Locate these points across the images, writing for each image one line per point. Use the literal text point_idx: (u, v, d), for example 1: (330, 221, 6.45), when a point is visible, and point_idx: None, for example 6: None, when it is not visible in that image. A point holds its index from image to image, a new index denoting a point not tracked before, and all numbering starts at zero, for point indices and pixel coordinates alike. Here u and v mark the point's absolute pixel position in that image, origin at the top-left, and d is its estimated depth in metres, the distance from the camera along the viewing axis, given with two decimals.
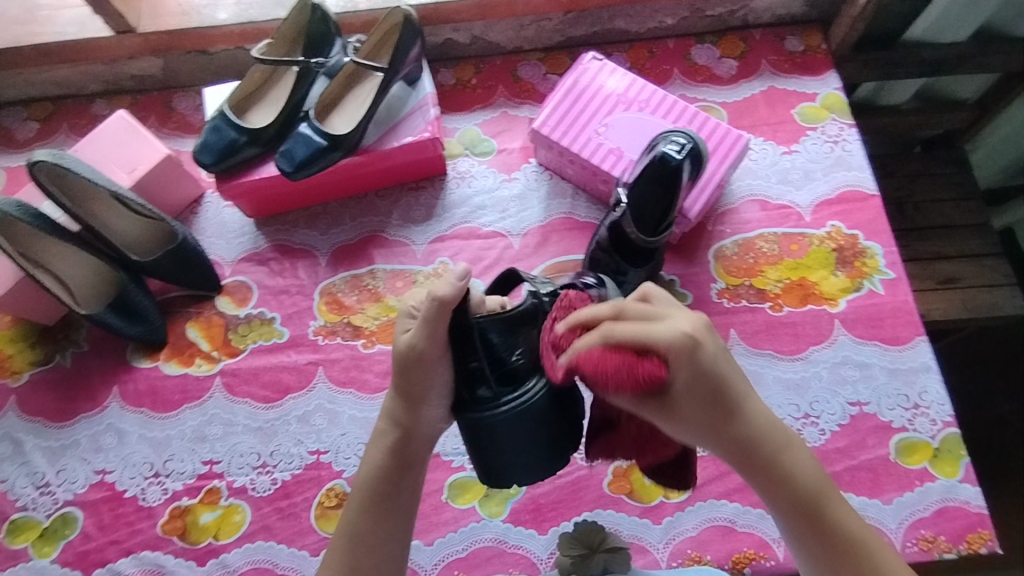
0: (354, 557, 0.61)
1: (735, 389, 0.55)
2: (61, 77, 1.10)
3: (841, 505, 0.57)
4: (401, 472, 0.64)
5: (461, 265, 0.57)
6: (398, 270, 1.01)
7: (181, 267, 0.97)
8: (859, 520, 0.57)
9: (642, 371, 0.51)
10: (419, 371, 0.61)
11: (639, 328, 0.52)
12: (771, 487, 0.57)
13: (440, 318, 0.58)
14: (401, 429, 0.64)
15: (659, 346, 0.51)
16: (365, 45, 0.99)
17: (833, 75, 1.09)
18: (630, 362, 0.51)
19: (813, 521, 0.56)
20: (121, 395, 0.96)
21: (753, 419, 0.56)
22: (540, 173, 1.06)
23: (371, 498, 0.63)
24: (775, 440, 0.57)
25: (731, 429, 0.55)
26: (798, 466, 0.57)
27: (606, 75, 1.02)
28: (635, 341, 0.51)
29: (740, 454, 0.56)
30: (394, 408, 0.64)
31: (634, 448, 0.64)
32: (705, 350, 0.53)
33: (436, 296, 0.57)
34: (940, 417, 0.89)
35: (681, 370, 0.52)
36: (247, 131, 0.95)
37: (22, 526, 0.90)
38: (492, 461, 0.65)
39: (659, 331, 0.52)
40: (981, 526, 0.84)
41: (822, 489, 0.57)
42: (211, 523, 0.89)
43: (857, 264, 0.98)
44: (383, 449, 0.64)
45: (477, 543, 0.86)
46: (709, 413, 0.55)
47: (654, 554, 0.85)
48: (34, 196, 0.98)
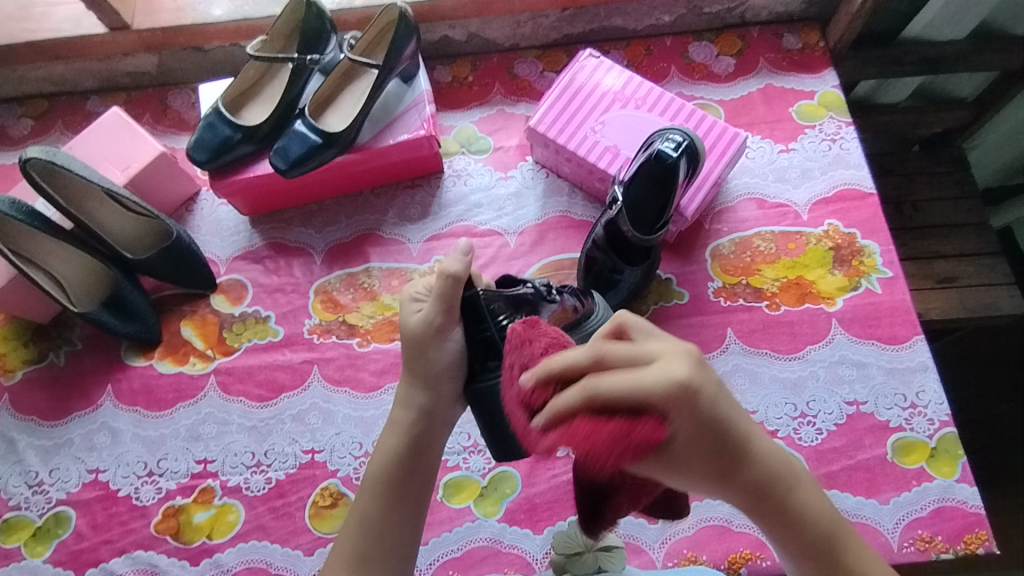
0: (364, 544, 0.60)
1: (741, 433, 0.52)
2: (55, 74, 1.09)
3: (848, 537, 0.57)
4: (415, 458, 0.63)
5: (464, 239, 0.59)
6: (394, 268, 1.01)
7: (176, 264, 0.96)
8: (863, 547, 0.57)
9: (641, 435, 0.44)
10: (433, 344, 0.62)
11: (630, 386, 0.45)
12: (779, 527, 0.56)
13: (454, 290, 0.60)
14: (419, 412, 0.64)
15: (653, 403, 0.45)
16: (360, 42, 0.98)
17: (831, 73, 1.09)
18: (624, 428, 0.44)
19: (824, 557, 0.56)
20: (115, 394, 0.95)
21: (758, 460, 0.54)
22: (537, 170, 1.06)
23: (385, 485, 0.62)
24: (779, 480, 0.55)
25: (735, 475, 0.53)
26: (805, 504, 0.56)
27: (602, 73, 1.01)
28: (629, 402, 0.45)
29: (746, 495, 0.54)
30: (407, 392, 0.64)
31: (628, 499, 0.54)
32: (705, 397, 0.48)
33: (449, 270, 0.59)
34: (938, 416, 0.89)
35: (683, 423, 0.47)
36: (241, 128, 0.95)
37: (16, 525, 0.89)
38: (506, 428, 0.65)
39: (651, 383, 0.46)
40: (979, 526, 0.83)
41: (829, 527, 0.56)
42: (204, 522, 0.88)
43: (854, 262, 0.97)
44: (397, 433, 0.64)
45: (473, 543, 0.86)
46: (713, 462, 0.51)
47: (650, 553, 0.84)
48: (27, 193, 0.98)
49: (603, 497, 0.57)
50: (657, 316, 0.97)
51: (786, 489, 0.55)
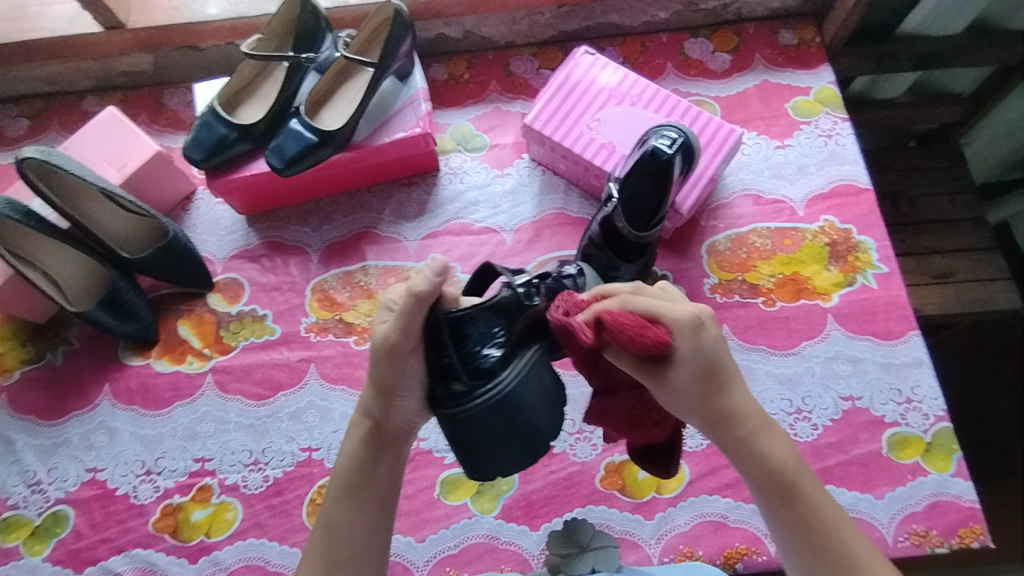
0: (331, 548, 0.60)
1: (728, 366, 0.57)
2: (51, 73, 1.09)
3: (818, 492, 0.57)
4: (373, 461, 0.63)
5: (438, 258, 0.55)
6: (390, 266, 1.01)
7: (173, 264, 0.96)
8: (837, 510, 0.56)
9: (653, 334, 0.53)
10: (393, 362, 0.59)
11: (652, 303, 0.55)
12: (749, 466, 0.57)
13: (418, 312, 0.57)
14: (373, 420, 0.63)
15: (669, 318, 0.55)
16: (355, 40, 0.98)
17: (826, 68, 1.09)
18: (641, 322, 0.53)
19: (788, 501, 0.56)
20: (113, 393, 0.96)
21: (737, 401, 0.57)
22: (533, 168, 1.06)
23: (345, 489, 0.62)
24: (754, 423, 0.57)
25: (715, 403, 0.56)
26: (776, 449, 0.56)
27: (598, 70, 1.01)
28: (647, 311, 0.55)
29: (720, 429, 0.57)
30: (368, 402, 0.63)
31: (626, 420, 0.62)
32: (709, 331, 0.56)
33: (413, 291, 0.56)
34: (933, 411, 0.89)
35: (683, 344, 0.54)
36: (237, 127, 0.95)
37: (14, 524, 0.89)
38: (469, 452, 0.63)
39: (673, 308, 0.55)
40: (974, 521, 0.84)
41: (798, 475, 0.56)
42: (203, 520, 0.89)
43: (850, 258, 0.98)
44: (357, 441, 0.63)
45: (470, 540, 0.86)
46: (698, 389, 0.55)
47: (646, 549, 0.85)
48: (24, 193, 0.98)
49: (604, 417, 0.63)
50: None
51: (762, 432, 0.57)
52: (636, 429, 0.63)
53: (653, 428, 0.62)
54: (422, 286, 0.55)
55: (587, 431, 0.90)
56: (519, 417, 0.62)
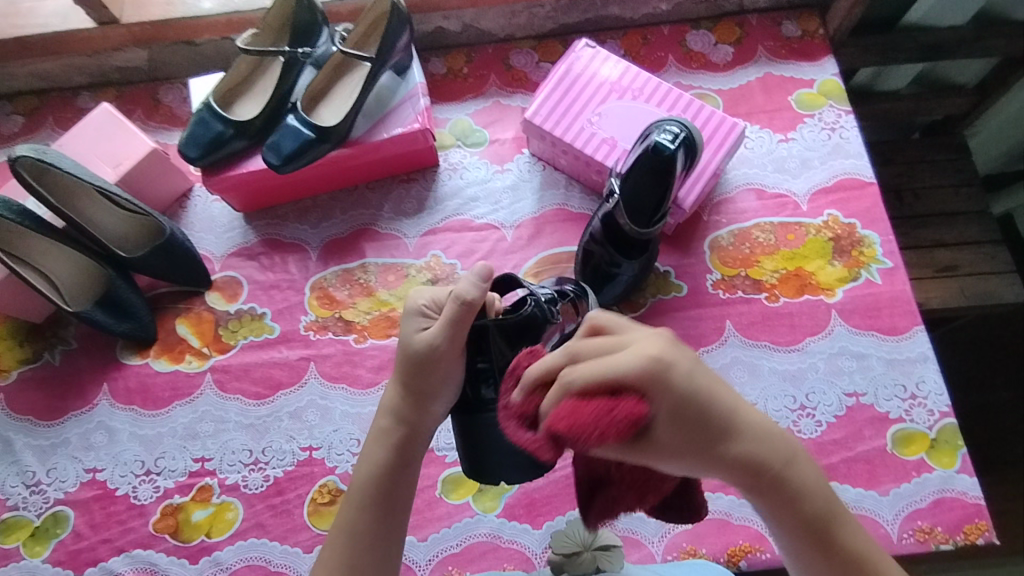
0: (354, 555, 0.59)
1: (726, 408, 0.52)
2: (45, 69, 1.08)
3: (840, 511, 0.56)
4: (402, 469, 0.62)
5: (484, 264, 0.57)
6: (390, 263, 1.00)
7: (171, 262, 0.95)
8: (856, 525, 0.56)
9: (624, 411, 0.43)
10: (434, 370, 0.60)
11: (598, 367, 0.45)
12: (777, 507, 0.54)
13: (465, 319, 0.58)
14: (405, 425, 0.62)
15: (628, 380, 0.45)
16: (353, 34, 0.97)
17: (830, 61, 1.08)
18: (605, 406, 0.43)
19: (818, 534, 0.54)
20: (111, 393, 0.95)
21: (751, 438, 0.53)
22: (533, 163, 1.05)
23: (371, 497, 0.61)
24: (776, 457, 0.54)
25: (729, 453, 0.52)
26: (802, 480, 0.54)
27: (598, 63, 1.00)
28: (601, 382, 0.44)
29: (742, 475, 0.53)
30: (399, 404, 0.62)
31: (636, 496, 0.53)
32: (677, 372, 0.48)
33: (463, 298, 0.57)
34: (938, 407, 0.89)
35: (660, 403, 0.47)
36: (234, 123, 0.93)
37: (14, 525, 0.89)
38: (484, 459, 0.67)
39: (625, 363, 0.46)
40: (979, 517, 0.83)
41: (822, 500, 0.55)
42: (203, 520, 0.88)
43: (854, 253, 0.97)
44: (386, 447, 0.62)
45: (472, 538, 0.86)
46: (698, 442, 0.50)
47: (649, 547, 0.84)
48: (18, 192, 0.97)
49: (608, 511, 0.54)
50: (655, 308, 0.96)
51: (786, 466, 0.54)
52: (647, 493, 0.54)
53: (663, 486, 0.54)
54: (471, 295, 0.57)
55: None
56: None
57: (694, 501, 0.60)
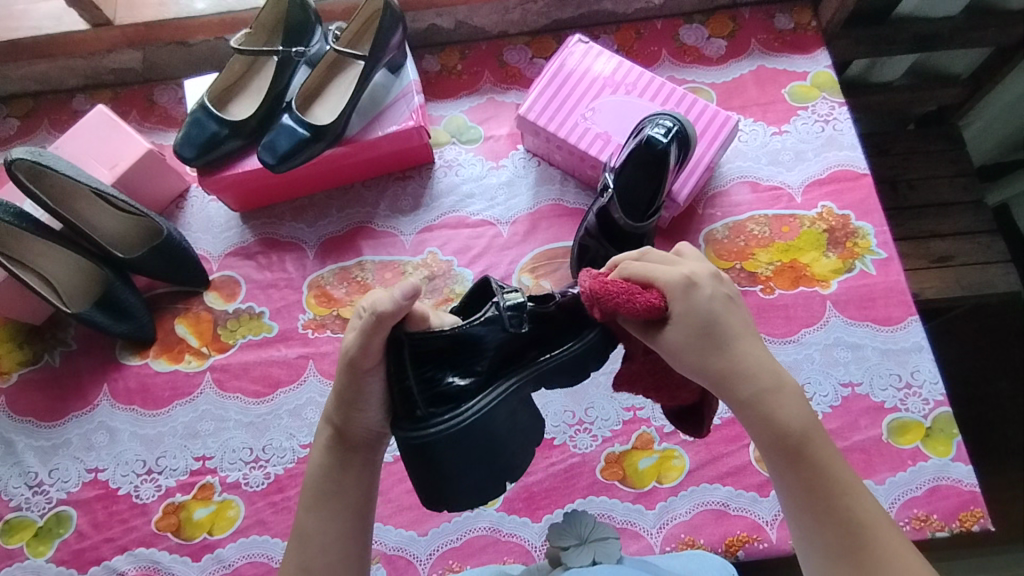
0: (302, 558, 0.57)
1: (728, 323, 0.51)
2: (40, 72, 1.08)
3: (828, 447, 0.51)
4: (341, 470, 0.60)
5: (408, 282, 0.52)
6: (387, 261, 1.00)
7: (168, 262, 0.96)
8: (846, 466, 0.51)
9: (641, 300, 0.52)
10: (353, 378, 0.57)
11: (647, 266, 0.54)
12: (756, 427, 0.51)
13: (377, 332, 0.54)
14: (335, 427, 0.61)
15: (660, 279, 0.53)
16: (346, 33, 0.98)
17: (823, 53, 1.08)
18: (631, 289, 0.53)
19: (794, 462, 0.50)
20: (111, 393, 0.96)
21: (742, 358, 0.51)
22: (528, 159, 1.05)
23: (314, 499, 0.59)
24: (760, 380, 0.51)
25: (713, 364, 0.51)
26: (786, 408, 0.50)
27: (592, 58, 1.00)
28: (639, 275, 0.53)
29: (723, 390, 0.52)
30: (331, 409, 0.60)
31: (652, 383, 0.61)
32: (703, 290, 0.52)
33: (374, 310, 0.53)
34: (933, 396, 0.89)
35: (677, 304, 0.52)
36: (228, 123, 0.94)
37: (17, 526, 0.90)
38: (431, 486, 0.61)
39: (663, 269, 0.53)
40: (974, 504, 0.84)
41: (808, 430, 0.50)
42: (205, 518, 0.89)
43: (848, 244, 0.97)
44: (322, 448, 0.61)
45: (472, 532, 0.86)
46: (694, 350, 0.51)
47: (648, 539, 0.85)
48: (15, 194, 0.97)
49: (632, 382, 0.62)
50: None
51: (774, 391, 0.51)
52: (662, 391, 0.62)
53: (676, 389, 0.61)
54: (390, 308, 0.53)
55: (587, 423, 0.90)
56: (484, 447, 0.60)
57: (704, 425, 0.63)
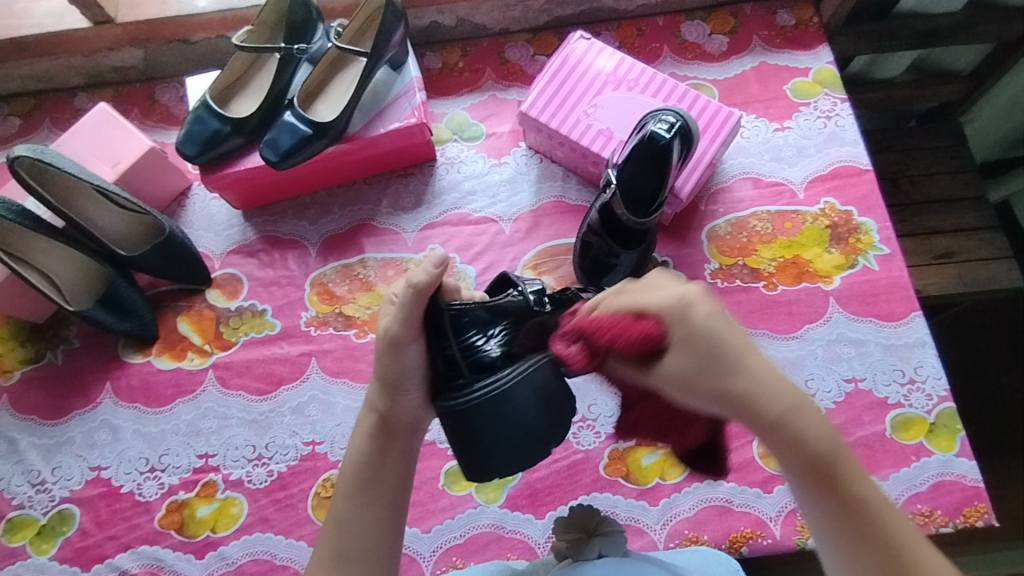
0: (339, 545, 0.58)
1: (730, 343, 0.50)
2: (41, 70, 1.08)
3: (856, 468, 0.49)
4: (381, 459, 0.62)
5: (439, 250, 0.54)
6: (389, 258, 1.00)
7: (169, 259, 0.95)
8: (879, 493, 0.49)
9: (638, 328, 0.52)
10: (393, 354, 0.58)
11: (634, 297, 0.53)
12: (777, 449, 0.49)
13: (417, 303, 0.56)
14: (379, 414, 0.63)
15: (652, 309, 0.52)
16: (347, 30, 0.97)
17: (825, 49, 1.08)
18: (623, 322, 0.52)
19: (825, 487, 0.48)
20: (114, 392, 0.95)
21: (754, 376, 0.50)
22: (530, 156, 1.05)
23: (353, 486, 0.61)
24: (780, 398, 0.49)
25: (722, 386, 0.50)
26: (810, 429, 0.49)
27: (594, 55, 1.00)
28: (628, 306, 0.53)
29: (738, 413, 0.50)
30: (374, 395, 0.63)
31: (656, 427, 0.61)
32: (700, 311, 0.51)
33: (412, 282, 0.55)
34: (936, 392, 0.89)
35: (674, 332, 0.51)
36: (230, 121, 0.94)
37: (21, 524, 0.90)
38: (474, 457, 0.61)
39: (653, 295, 0.52)
40: (978, 500, 0.84)
41: (836, 453, 0.48)
42: (209, 515, 0.89)
43: (851, 240, 0.97)
44: (364, 436, 0.63)
45: (476, 529, 0.86)
46: (700, 371, 0.50)
47: (651, 535, 0.85)
48: (17, 192, 0.97)
49: (631, 428, 0.63)
50: None
51: (797, 408, 0.49)
52: (671, 433, 0.62)
53: (685, 429, 0.60)
54: (424, 278, 0.55)
55: (590, 419, 0.90)
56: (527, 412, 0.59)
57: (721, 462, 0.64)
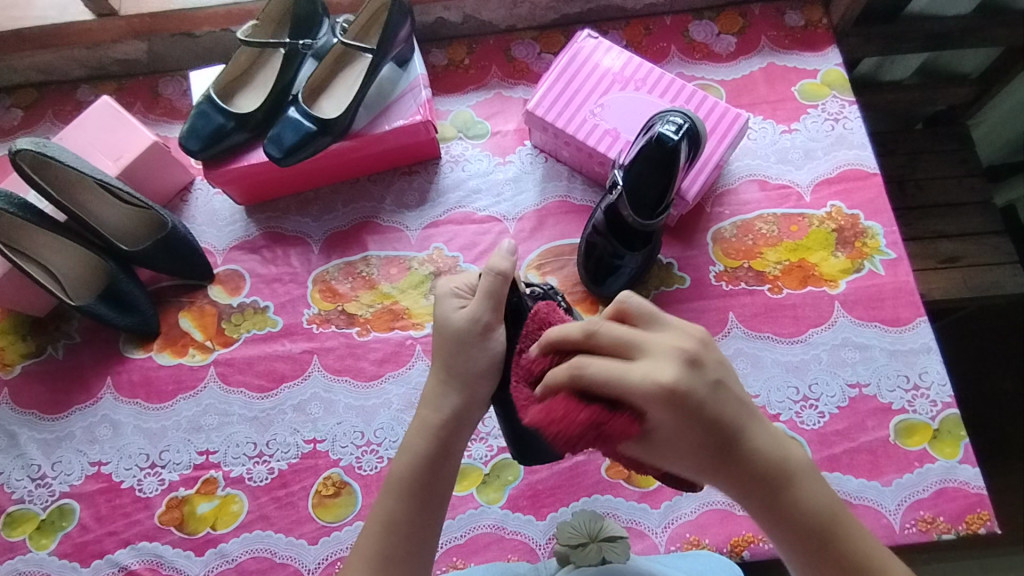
0: (388, 544, 0.59)
1: (731, 422, 0.52)
2: (44, 62, 1.07)
3: (849, 527, 0.55)
4: (440, 460, 0.62)
5: (509, 241, 0.62)
6: (392, 256, 1.00)
7: (172, 256, 0.95)
8: (866, 535, 0.55)
9: (613, 429, 0.49)
10: (483, 342, 0.62)
11: (613, 379, 0.49)
12: (776, 519, 0.54)
13: (501, 290, 0.62)
14: (451, 411, 0.63)
15: (631, 398, 0.49)
16: (353, 25, 0.96)
17: (834, 50, 1.07)
18: (594, 419, 0.49)
19: (818, 551, 0.54)
20: (115, 387, 0.95)
21: (755, 453, 0.53)
22: (536, 155, 1.04)
23: (408, 488, 0.61)
24: (778, 475, 0.54)
25: (728, 467, 0.53)
26: (806, 496, 0.54)
27: (601, 53, 0.99)
28: (606, 391, 0.49)
29: (743, 487, 0.54)
30: (443, 392, 0.63)
31: (631, 465, 0.60)
32: (693, 397, 0.50)
33: (496, 270, 0.61)
34: (940, 398, 0.89)
35: (660, 421, 0.49)
36: (235, 116, 0.93)
37: (20, 518, 0.89)
38: (528, 434, 0.68)
39: (635, 379, 0.49)
40: (981, 507, 0.84)
41: (830, 516, 0.54)
42: (209, 512, 0.89)
43: (857, 244, 0.97)
44: (427, 436, 0.62)
45: (476, 530, 0.86)
46: (704, 456, 0.52)
47: (652, 538, 0.84)
48: (18, 184, 0.96)
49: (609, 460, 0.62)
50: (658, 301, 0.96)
51: (791, 481, 0.54)
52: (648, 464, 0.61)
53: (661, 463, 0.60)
54: (504, 269, 0.60)
55: None
56: None
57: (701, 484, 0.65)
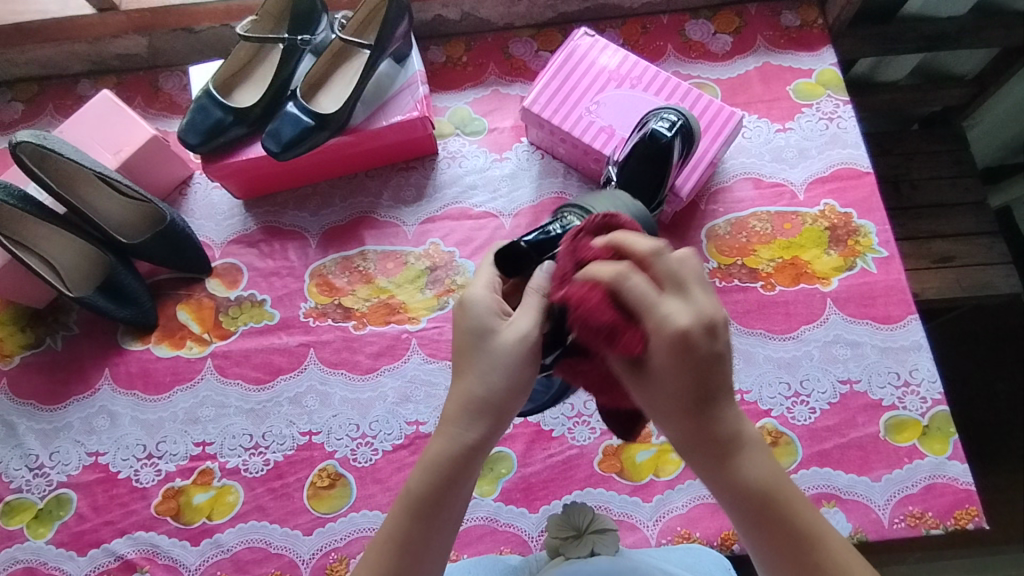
0: (400, 566, 0.53)
1: (716, 379, 0.50)
2: (45, 57, 1.08)
3: (796, 504, 0.52)
4: (459, 478, 0.55)
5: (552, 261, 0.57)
6: (389, 251, 1.01)
7: (171, 248, 0.96)
8: (812, 515, 0.52)
9: (624, 341, 0.49)
10: (526, 361, 0.55)
11: (644, 298, 0.48)
12: (719, 480, 0.52)
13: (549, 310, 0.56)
14: (477, 432, 0.55)
15: (651, 321, 0.48)
16: (352, 22, 0.97)
17: (828, 51, 1.08)
18: (613, 322, 0.49)
19: (759, 519, 0.52)
20: (112, 378, 0.96)
21: (719, 417, 0.51)
22: (532, 152, 1.05)
23: (424, 507, 0.54)
24: (731, 438, 0.52)
25: (696, 416, 0.51)
26: (750, 466, 0.52)
27: (598, 51, 1.00)
28: (635, 304, 0.48)
29: (697, 438, 0.52)
30: (466, 413, 0.56)
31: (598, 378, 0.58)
32: (700, 346, 0.48)
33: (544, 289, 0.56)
34: (931, 395, 0.90)
35: (661, 352, 0.48)
36: (233, 111, 0.94)
37: (18, 507, 0.90)
38: None
39: (666, 311, 0.47)
40: (969, 502, 0.84)
41: (773, 490, 0.52)
42: (204, 503, 0.89)
43: (850, 242, 0.97)
44: (446, 453, 0.55)
45: (469, 522, 0.87)
46: (679, 400, 0.50)
47: (644, 531, 0.85)
48: (18, 176, 0.97)
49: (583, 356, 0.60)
50: None
51: (739, 450, 0.52)
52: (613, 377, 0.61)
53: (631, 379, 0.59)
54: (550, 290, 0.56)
55: (585, 415, 0.90)
56: None
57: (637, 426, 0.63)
